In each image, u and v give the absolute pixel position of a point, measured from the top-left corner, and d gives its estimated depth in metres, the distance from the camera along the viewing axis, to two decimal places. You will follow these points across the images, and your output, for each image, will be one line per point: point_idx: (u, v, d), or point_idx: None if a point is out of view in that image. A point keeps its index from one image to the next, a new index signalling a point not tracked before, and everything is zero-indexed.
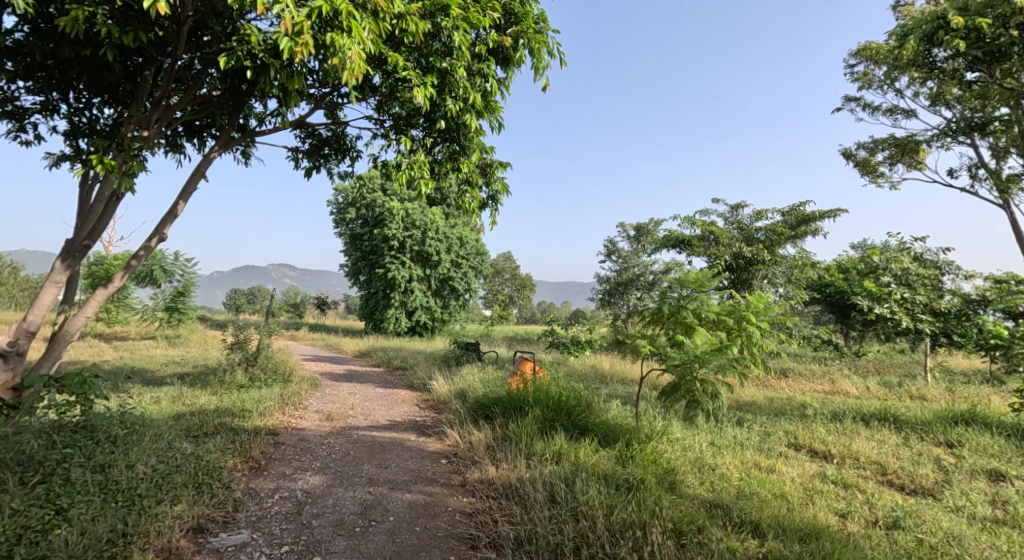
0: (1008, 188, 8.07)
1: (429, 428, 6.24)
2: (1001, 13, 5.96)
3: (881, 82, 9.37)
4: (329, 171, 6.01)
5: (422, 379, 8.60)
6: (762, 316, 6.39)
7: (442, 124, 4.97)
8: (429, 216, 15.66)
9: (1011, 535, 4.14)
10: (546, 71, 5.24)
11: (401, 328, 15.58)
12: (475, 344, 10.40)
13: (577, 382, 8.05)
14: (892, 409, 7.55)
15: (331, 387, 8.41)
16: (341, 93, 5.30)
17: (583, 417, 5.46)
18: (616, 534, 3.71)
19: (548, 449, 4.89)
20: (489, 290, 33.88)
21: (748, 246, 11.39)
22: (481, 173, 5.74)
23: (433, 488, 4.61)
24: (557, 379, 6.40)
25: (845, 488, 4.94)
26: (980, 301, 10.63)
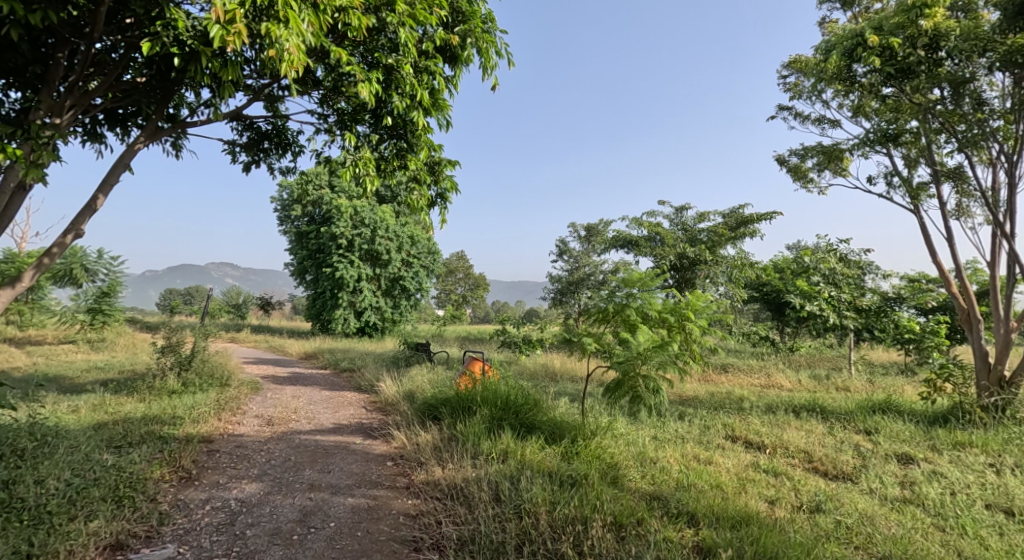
0: (918, 196, 8.70)
1: (376, 430, 6.15)
2: (910, 34, 6.50)
3: (810, 94, 9.87)
4: (270, 166, 5.81)
5: (370, 381, 8.48)
6: (702, 314, 6.63)
7: (387, 122, 4.91)
8: (378, 215, 15.40)
9: (917, 513, 4.48)
10: (495, 70, 5.25)
11: (349, 329, 15.30)
12: (425, 345, 10.34)
13: (527, 381, 8.11)
14: (821, 400, 8.03)
15: (274, 391, 8.15)
16: (281, 85, 5.15)
17: (531, 415, 5.52)
18: (557, 530, 3.77)
19: (494, 448, 4.91)
20: (442, 289, 33.63)
21: (692, 247, 11.80)
22: (429, 171, 5.68)
23: (377, 491, 4.55)
24: (507, 378, 6.42)
25: (776, 476, 5.21)
26: (896, 298, 11.50)
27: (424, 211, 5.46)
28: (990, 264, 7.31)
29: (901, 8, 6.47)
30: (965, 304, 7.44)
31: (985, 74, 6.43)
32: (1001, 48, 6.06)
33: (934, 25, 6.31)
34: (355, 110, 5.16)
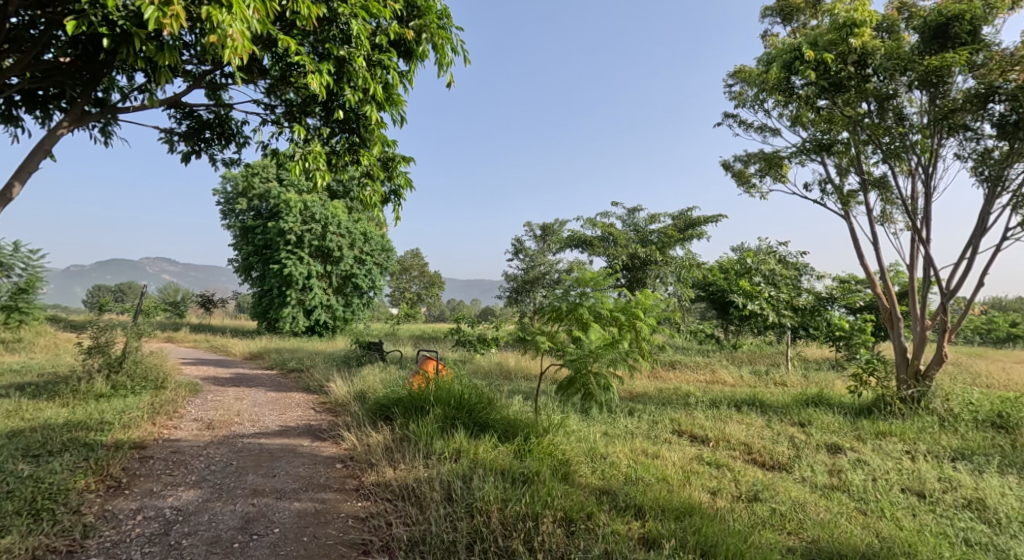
0: (848, 202, 9.30)
1: (325, 432, 6.12)
2: (842, 51, 6.95)
3: (753, 102, 10.35)
4: (211, 157, 5.63)
5: (319, 381, 8.38)
6: (651, 313, 6.87)
7: (338, 114, 4.90)
8: (329, 210, 15.15)
9: (844, 499, 4.80)
10: (451, 67, 5.18)
11: (298, 328, 14.99)
12: (378, 344, 10.27)
13: (481, 379, 8.21)
14: (760, 394, 8.47)
15: (214, 393, 7.94)
16: (224, 73, 5.02)
17: (484, 414, 5.62)
18: (509, 527, 3.90)
19: (447, 447, 4.99)
20: (395, 287, 33.26)
21: (643, 247, 12.17)
22: (383, 167, 5.67)
23: (325, 494, 4.56)
24: (460, 377, 6.49)
25: (718, 468, 5.50)
26: (829, 298, 12.31)
27: (377, 208, 5.44)
28: (910, 267, 7.91)
29: (834, 26, 6.90)
30: (886, 304, 8.02)
31: (905, 91, 6.97)
32: (919, 68, 6.55)
33: (862, 44, 6.78)
34: (305, 101, 5.14)
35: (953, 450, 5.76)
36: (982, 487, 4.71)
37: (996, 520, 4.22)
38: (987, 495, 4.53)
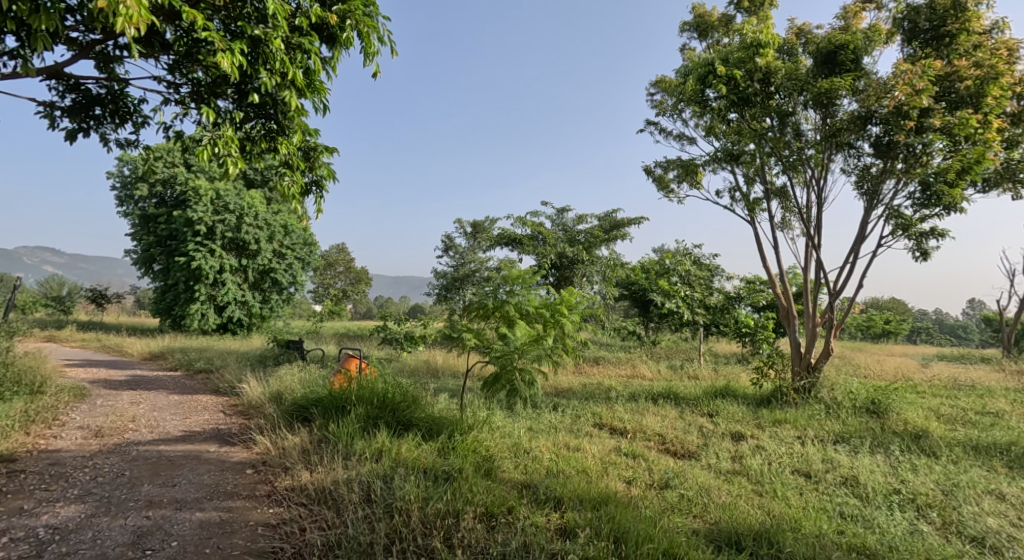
0: (754, 209, 10.05)
1: (234, 436, 5.94)
2: (749, 68, 7.53)
3: (672, 112, 10.98)
4: (103, 136, 5.18)
5: (230, 383, 8.07)
6: (575, 310, 7.03)
7: (253, 98, 4.62)
8: (245, 200, 14.38)
9: (743, 482, 5.20)
10: (377, 57, 5.02)
11: (208, 325, 14.27)
12: (297, 343, 10.02)
13: (407, 377, 8.23)
14: (675, 388, 9.02)
15: (106, 397, 7.47)
16: (118, 44, 4.61)
17: (408, 413, 5.66)
18: (428, 526, 3.96)
19: (368, 448, 5.01)
20: (319, 283, 32.15)
21: (571, 247, 12.52)
22: (305, 157, 5.52)
23: (233, 502, 4.45)
24: (383, 376, 6.46)
25: (633, 458, 5.85)
26: (736, 297, 13.30)
27: (297, 199, 5.32)
28: (804, 270, 8.69)
29: (743, 46, 7.54)
30: (785, 303, 8.73)
31: (801, 109, 7.64)
32: (814, 89, 7.22)
33: (766, 64, 7.37)
34: (215, 82, 4.83)
35: (835, 434, 6.41)
36: (856, 466, 5.29)
37: (865, 493, 4.72)
38: (860, 473, 5.10)
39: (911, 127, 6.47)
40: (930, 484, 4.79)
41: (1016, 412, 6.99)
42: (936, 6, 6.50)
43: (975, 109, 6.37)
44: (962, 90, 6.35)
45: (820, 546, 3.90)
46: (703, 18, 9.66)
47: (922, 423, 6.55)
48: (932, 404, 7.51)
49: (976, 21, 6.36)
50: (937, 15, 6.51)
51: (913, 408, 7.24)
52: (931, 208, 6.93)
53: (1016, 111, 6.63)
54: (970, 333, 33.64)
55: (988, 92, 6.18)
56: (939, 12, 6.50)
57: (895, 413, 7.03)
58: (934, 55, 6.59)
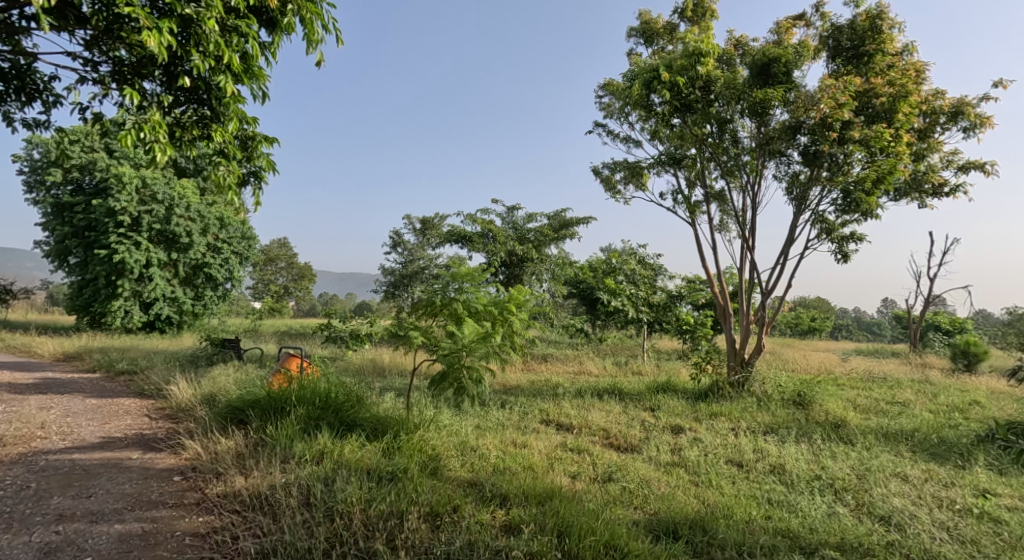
0: (694, 211, 10.47)
1: (160, 441, 5.65)
2: (691, 76, 7.82)
3: (619, 115, 11.23)
4: (9, 115, 4.94)
5: (156, 385, 7.73)
6: (524, 307, 7.08)
7: (185, 81, 4.43)
8: (175, 190, 13.60)
9: (681, 473, 5.42)
10: (320, 46, 4.95)
11: (133, 323, 13.63)
12: (233, 342, 9.75)
13: (351, 377, 8.14)
14: (619, 384, 9.29)
15: (12, 403, 6.98)
16: (26, 15, 4.35)
17: (352, 413, 5.56)
18: (371, 527, 3.89)
19: (309, 450, 4.88)
20: (259, 279, 31.10)
21: (520, 245, 12.62)
22: (242, 146, 5.43)
23: (157, 512, 4.17)
24: (326, 376, 6.32)
25: (579, 453, 6.01)
26: (678, 296, 13.81)
27: (233, 188, 5.15)
28: (739, 271, 9.12)
29: (684, 54, 7.76)
30: (721, 301, 9.15)
31: (738, 117, 8.02)
32: (751, 98, 7.60)
33: (707, 72, 7.75)
34: (140, 62, 4.54)
35: (765, 426, 6.79)
36: (784, 455, 5.64)
37: (791, 479, 5.04)
38: (787, 461, 5.44)
39: (834, 138, 6.91)
40: (847, 469, 5.18)
41: (923, 401, 7.63)
42: (857, 26, 6.99)
43: (889, 123, 6.87)
44: (878, 106, 6.85)
45: (750, 532, 4.13)
46: (649, 24, 9.95)
47: (842, 414, 7.04)
48: (850, 395, 8.07)
49: (890, 43, 6.88)
50: (857, 35, 6.99)
51: (833, 400, 7.78)
52: (852, 214, 7.39)
53: (922, 127, 7.25)
54: (883, 328, 36.35)
55: (900, 108, 6.69)
56: (859, 33, 6.98)
57: (819, 404, 7.52)
58: (855, 72, 7.06)
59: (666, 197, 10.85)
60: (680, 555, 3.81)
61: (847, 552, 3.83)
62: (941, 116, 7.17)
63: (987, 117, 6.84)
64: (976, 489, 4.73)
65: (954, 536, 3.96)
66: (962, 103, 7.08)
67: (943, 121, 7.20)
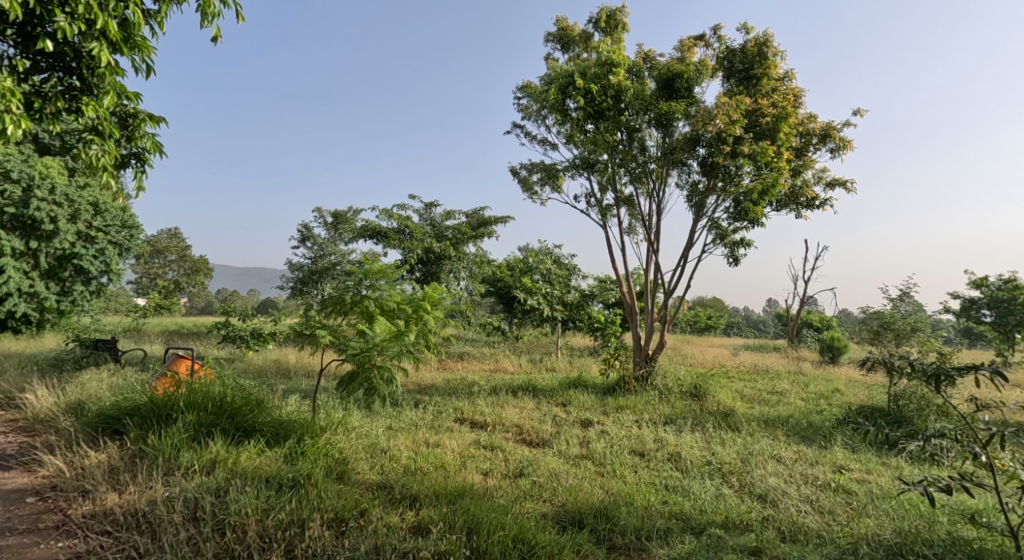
0: (606, 213, 10.93)
1: (9, 458, 4.67)
2: (604, 83, 8.11)
3: (536, 117, 11.48)
4: None
5: (8, 393, 6.87)
6: (440, 305, 7.11)
7: (46, 45, 3.87)
8: (36, 167, 11.54)
9: (588, 465, 5.67)
10: (216, 20, 4.59)
11: None
12: (111, 343, 8.98)
13: (253, 379, 7.77)
14: (534, 381, 9.51)
15: None
16: None
17: (251, 418, 5.06)
18: (268, 537, 3.72)
19: (198, 459, 4.43)
20: (143, 273, 28.63)
21: (437, 242, 12.54)
22: (121, 124, 4.86)
23: (5, 540, 3.57)
24: (221, 379, 5.76)
25: (491, 450, 6.13)
26: (590, 294, 14.35)
27: (108, 169, 4.64)
28: (645, 272, 9.65)
29: (598, 63, 8.20)
30: (628, 300, 9.62)
31: (646, 127, 8.48)
32: (657, 109, 8.04)
33: (618, 82, 8.05)
34: None
35: (665, 416, 7.28)
36: (681, 443, 6.07)
37: (685, 466, 5.44)
38: (682, 449, 5.88)
39: (728, 151, 7.51)
40: (733, 454, 5.66)
41: (797, 390, 8.48)
42: (747, 51, 7.64)
43: (772, 141, 7.57)
44: (764, 125, 7.51)
45: (648, 517, 4.40)
46: (565, 31, 10.26)
47: (730, 404, 7.67)
48: (739, 386, 8.81)
49: (774, 68, 7.58)
50: (748, 58, 7.64)
51: (724, 391, 8.48)
52: (741, 221, 8.07)
53: (799, 146, 8.03)
54: (767, 325, 39.75)
55: (781, 128, 7.39)
56: (749, 57, 7.63)
57: (712, 396, 8.14)
58: (745, 92, 7.69)
59: (580, 199, 11.24)
60: (584, 544, 4.00)
61: (729, 529, 4.21)
62: (813, 137, 7.99)
63: (849, 141, 7.69)
64: (834, 465, 5.34)
65: (814, 508, 4.46)
66: (830, 127, 7.92)
67: (815, 142, 8.02)
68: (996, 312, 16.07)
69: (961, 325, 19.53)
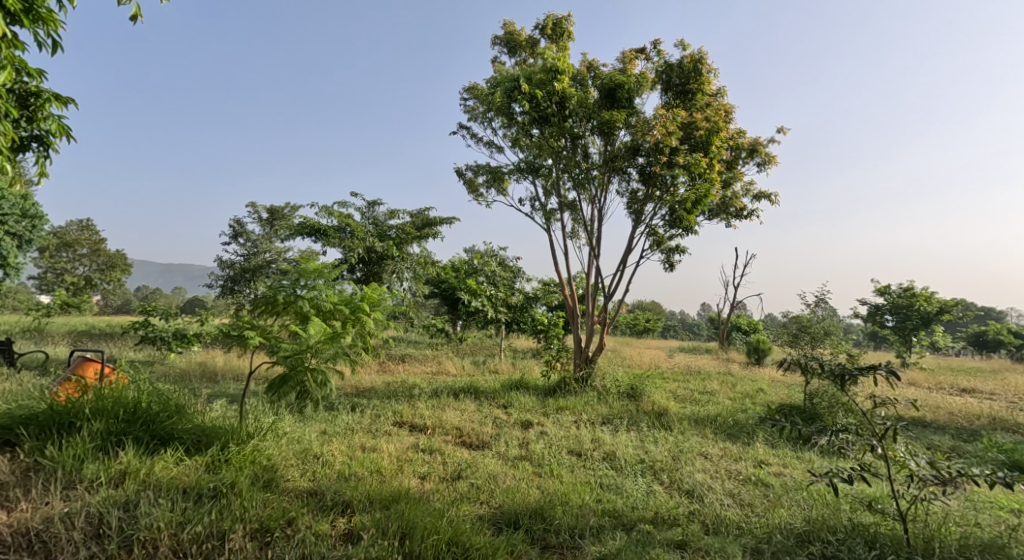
0: (550, 217, 11.06)
1: None
2: (548, 88, 8.20)
3: (483, 118, 11.48)
4: None
5: None
6: (380, 307, 7.01)
7: None
8: None
9: (526, 466, 5.70)
10: None
11: None
12: (10, 345, 8.24)
13: (175, 383, 7.34)
14: (476, 383, 9.48)
15: None
16: None
17: (169, 425, 4.77)
18: (184, 551, 3.54)
19: (106, 471, 4.13)
20: (49, 268, 26.52)
21: (379, 242, 12.29)
22: (23, 104, 4.48)
23: None
24: (135, 383, 5.39)
25: (430, 453, 6.07)
26: (534, 296, 14.51)
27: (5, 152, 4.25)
28: (586, 275, 9.83)
29: (543, 69, 8.23)
30: (570, 303, 9.76)
31: (588, 134, 8.64)
32: (600, 117, 8.21)
33: (563, 88, 8.16)
34: None
35: (603, 417, 7.43)
36: (617, 443, 6.21)
37: (620, 464, 5.57)
38: (618, 448, 6.02)
39: (664, 161, 7.77)
40: (665, 452, 5.85)
41: (726, 390, 8.86)
42: (684, 66, 7.93)
43: (705, 153, 7.88)
44: (697, 138, 7.81)
45: (582, 515, 4.47)
46: (513, 35, 10.32)
47: (664, 404, 7.91)
48: (673, 387, 9.11)
49: (707, 85, 7.91)
50: (684, 74, 7.92)
51: (659, 391, 8.73)
52: (676, 229, 8.37)
53: (729, 159, 8.40)
54: (700, 328, 41.34)
55: (713, 141, 7.69)
56: (686, 72, 7.93)
57: (647, 396, 8.38)
58: (681, 106, 8.00)
59: (525, 202, 11.31)
60: (518, 544, 4.02)
61: (658, 524, 4.33)
62: (742, 151, 8.37)
63: (774, 156, 8.11)
64: (756, 460, 5.61)
65: (736, 501, 4.66)
66: (757, 142, 8.32)
67: (743, 156, 8.41)
68: (896, 317, 17.26)
69: (867, 329, 20.94)
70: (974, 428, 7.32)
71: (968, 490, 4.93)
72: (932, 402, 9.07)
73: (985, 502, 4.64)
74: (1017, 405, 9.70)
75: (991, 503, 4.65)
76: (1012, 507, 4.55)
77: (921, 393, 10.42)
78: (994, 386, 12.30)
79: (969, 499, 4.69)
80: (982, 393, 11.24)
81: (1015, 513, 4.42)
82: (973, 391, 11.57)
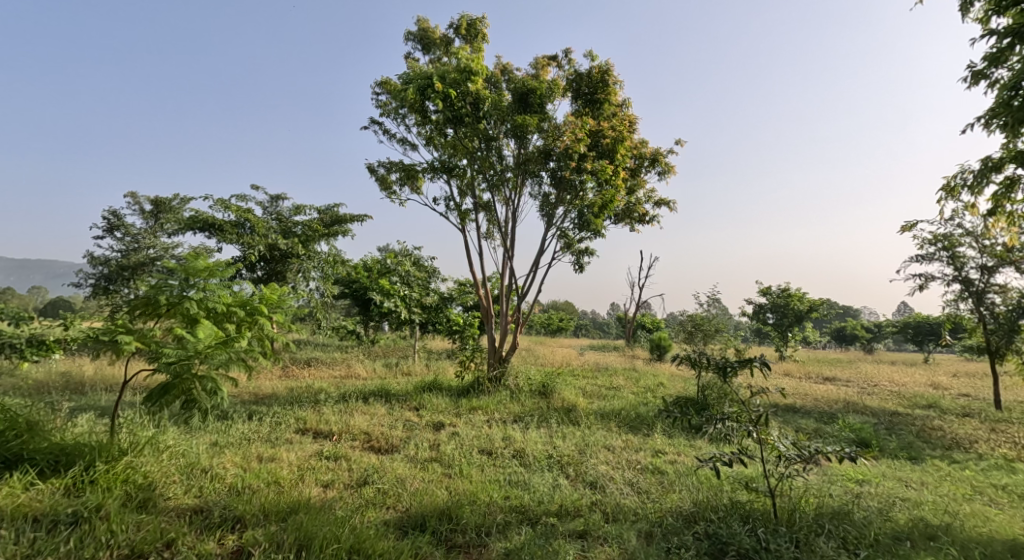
0: (465, 217, 10.97)
1: None
2: (463, 89, 8.09)
3: (395, 115, 11.22)
4: None
5: None
6: (283, 309, 6.59)
7: None
8: None
9: (436, 468, 5.59)
10: None
11: None
12: None
13: (28, 398, 6.49)
14: (386, 386, 9.20)
15: None
16: None
17: (15, 445, 4.23)
18: None
19: None
20: None
21: (283, 239, 11.65)
22: None
23: None
24: None
25: (335, 460, 5.79)
26: (449, 297, 14.37)
27: None
28: (500, 277, 9.86)
29: (457, 69, 8.12)
30: (485, 303, 9.72)
31: (502, 137, 8.66)
32: (513, 121, 8.24)
33: (476, 89, 8.11)
34: None
35: (514, 415, 7.47)
36: (527, 439, 6.27)
37: (529, 461, 5.61)
38: (527, 445, 6.07)
39: (573, 167, 7.98)
40: (572, 446, 5.98)
41: (630, 385, 9.20)
42: (592, 76, 8.10)
43: (611, 161, 8.15)
44: (604, 146, 8.07)
45: (490, 514, 4.44)
46: (427, 32, 10.15)
47: (573, 400, 8.09)
48: (583, 384, 9.32)
49: (613, 95, 8.16)
50: (593, 84, 8.09)
51: (569, 388, 8.91)
52: (584, 232, 8.58)
53: (632, 167, 8.75)
54: (608, 327, 42.90)
55: (618, 150, 7.97)
56: (594, 82, 8.10)
57: (557, 393, 8.52)
58: (589, 115, 8.20)
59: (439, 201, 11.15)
60: (423, 546, 3.93)
61: (562, 517, 4.39)
62: (645, 161, 8.74)
63: (673, 166, 8.52)
64: (653, 450, 5.85)
65: (635, 490, 4.82)
66: (658, 153, 8.72)
67: (646, 165, 8.78)
68: (776, 315, 18.72)
69: (752, 326, 22.63)
70: (833, 411, 8.08)
71: (825, 466, 5.42)
72: (801, 389, 9.92)
73: (838, 475, 5.12)
74: (867, 389, 10.84)
75: (843, 475, 5.14)
76: (858, 478, 5.05)
77: (795, 382, 11.38)
78: (851, 374, 13.67)
79: (825, 473, 5.15)
80: (840, 381, 12.47)
81: (860, 483, 4.90)
82: (834, 379, 12.80)
